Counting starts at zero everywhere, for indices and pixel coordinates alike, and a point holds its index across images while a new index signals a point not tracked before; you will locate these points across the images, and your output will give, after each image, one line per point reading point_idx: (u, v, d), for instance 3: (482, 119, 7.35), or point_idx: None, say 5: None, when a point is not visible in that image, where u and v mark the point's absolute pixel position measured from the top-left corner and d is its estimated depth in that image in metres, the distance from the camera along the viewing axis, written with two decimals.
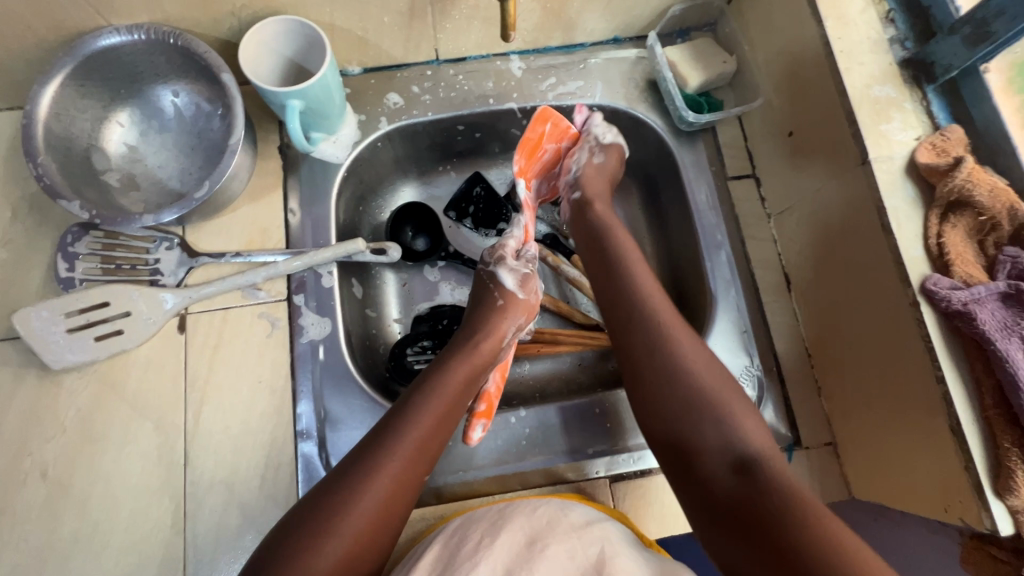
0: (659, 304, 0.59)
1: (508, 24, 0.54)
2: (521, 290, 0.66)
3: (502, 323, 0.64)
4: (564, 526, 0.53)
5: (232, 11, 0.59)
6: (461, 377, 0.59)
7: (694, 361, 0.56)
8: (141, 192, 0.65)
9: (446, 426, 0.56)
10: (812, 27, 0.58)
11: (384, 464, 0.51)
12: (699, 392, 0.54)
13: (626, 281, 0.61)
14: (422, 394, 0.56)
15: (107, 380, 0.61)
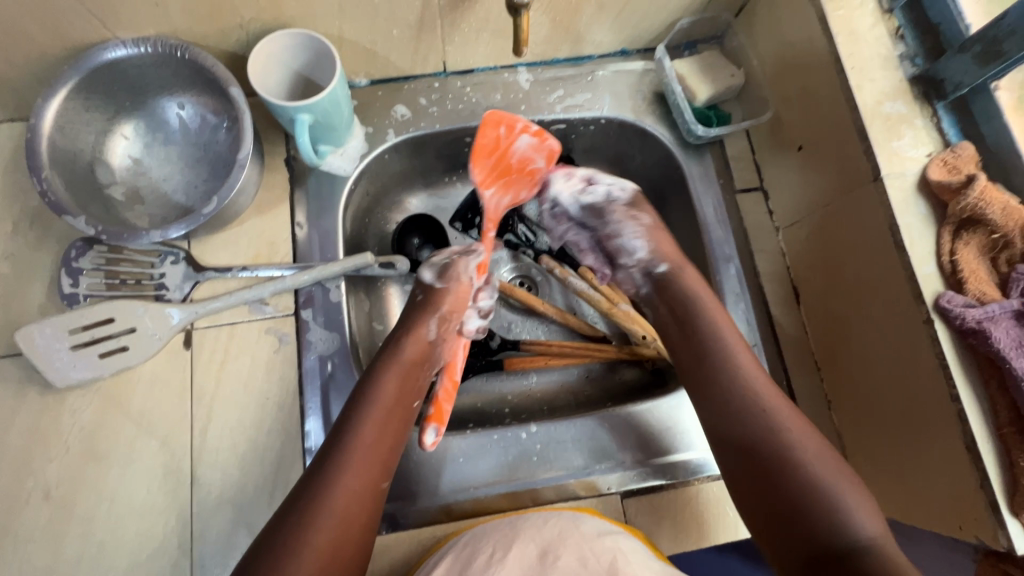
0: (772, 401, 0.55)
1: (521, 40, 0.53)
2: (439, 282, 0.67)
3: (425, 319, 0.64)
4: (576, 536, 0.53)
5: (240, 24, 0.59)
6: (394, 378, 0.59)
7: (794, 436, 0.52)
8: (146, 206, 0.64)
9: (393, 426, 0.57)
10: (822, 43, 0.58)
11: (333, 472, 0.52)
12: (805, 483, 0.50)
13: (732, 371, 0.57)
14: (362, 398, 0.57)
15: (112, 398, 0.60)
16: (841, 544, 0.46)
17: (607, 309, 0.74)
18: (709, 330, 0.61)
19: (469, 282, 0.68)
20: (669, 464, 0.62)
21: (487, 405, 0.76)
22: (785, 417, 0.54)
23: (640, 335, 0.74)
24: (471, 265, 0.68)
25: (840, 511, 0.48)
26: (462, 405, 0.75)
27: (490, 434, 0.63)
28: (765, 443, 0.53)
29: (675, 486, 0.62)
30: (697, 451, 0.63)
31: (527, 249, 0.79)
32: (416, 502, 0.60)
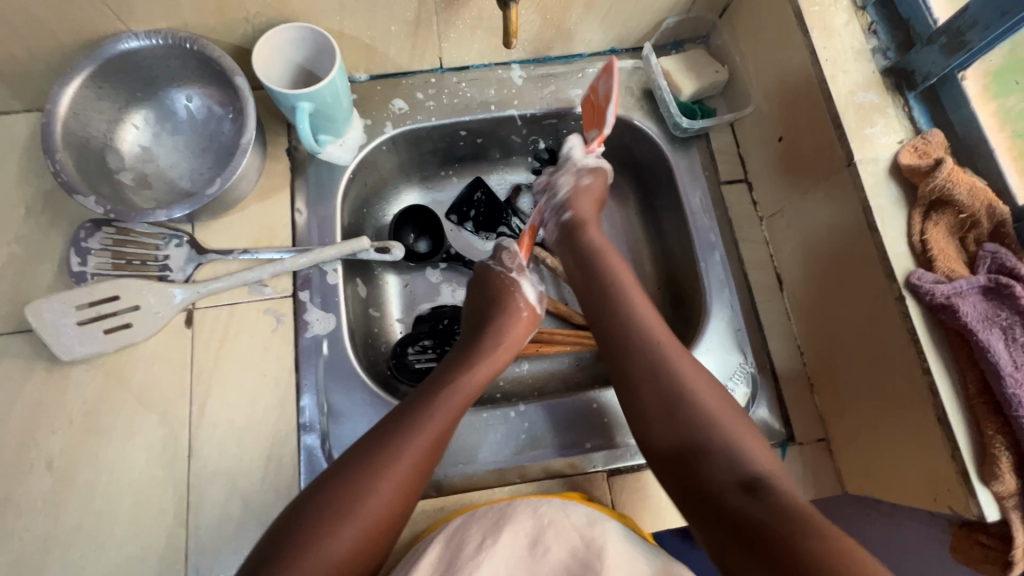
0: (667, 344, 0.59)
1: (510, 31, 0.56)
2: (539, 307, 0.72)
3: (499, 333, 0.67)
4: (568, 529, 0.52)
5: (246, 19, 0.62)
6: (478, 377, 0.62)
7: (692, 379, 0.56)
8: (153, 191, 0.67)
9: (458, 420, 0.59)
10: (799, 37, 0.61)
11: (399, 453, 0.52)
12: (699, 421, 0.53)
13: (631, 314, 0.61)
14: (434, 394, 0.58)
15: (115, 373, 0.62)
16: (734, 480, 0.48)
17: None
18: (606, 281, 0.65)
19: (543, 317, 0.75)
20: None
21: (478, 390, 0.77)
22: (676, 357, 0.57)
23: None
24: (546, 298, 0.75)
25: (732, 439, 0.51)
26: None
27: (481, 413, 0.65)
28: (660, 376, 0.56)
29: None
30: None
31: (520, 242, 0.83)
32: None
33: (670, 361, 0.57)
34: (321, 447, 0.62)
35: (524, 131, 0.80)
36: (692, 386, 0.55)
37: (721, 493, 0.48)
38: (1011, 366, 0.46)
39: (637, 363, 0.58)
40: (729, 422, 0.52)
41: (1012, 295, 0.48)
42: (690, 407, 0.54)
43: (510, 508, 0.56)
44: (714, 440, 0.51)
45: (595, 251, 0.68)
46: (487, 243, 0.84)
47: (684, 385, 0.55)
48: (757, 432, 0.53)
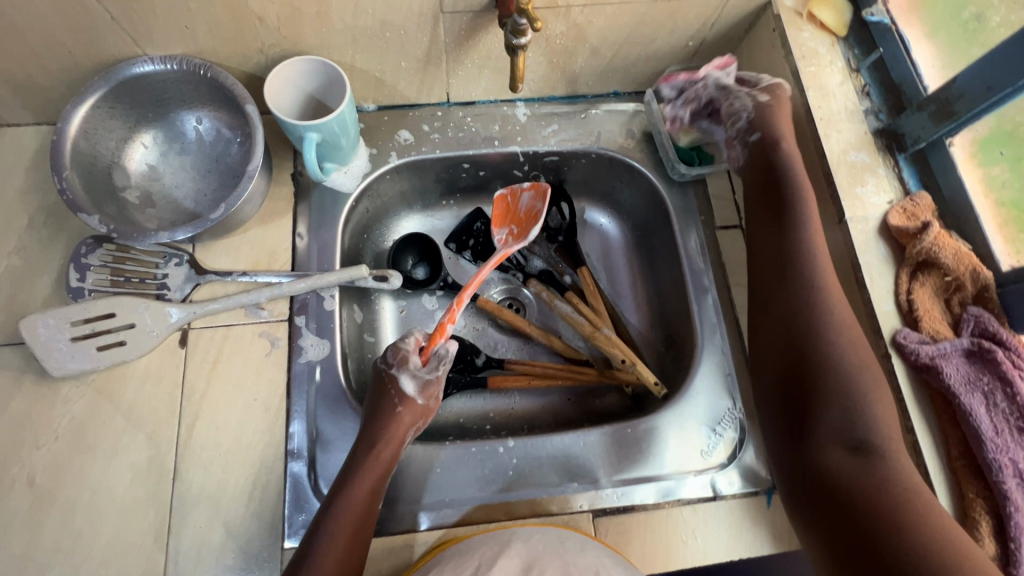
0: (833, 296, 0.53)
1: (516, 76, 0.58)
2: (421, 396, 0.62)
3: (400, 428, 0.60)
4: (563, 555, 0.54)
5: (260, 49, 0.64)
6: (368, 484, 0.57)
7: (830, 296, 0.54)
8: (157, 210, 0.68)
9: (361, 537, 0.54)
10: (795, 94, 0.63)
11: (331, 527, 0.53)
12: (832, 370, 0.51)
13: (806, 261, 0.55)
14: (356, 464, 0.57)
15: (105, 390, 0.62)
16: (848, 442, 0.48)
17: (589, 332, 0.77)
18: (795, 246, 0.56)
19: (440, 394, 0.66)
20: (642, 485, 0.64)
21: (469, 421, 0.77)
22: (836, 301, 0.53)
23: (619, 359, 0.75)
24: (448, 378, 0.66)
25: (864, 412, 0.49)
26: (444, 420, 0.77)
27: (471, 446, 0.65)
28: (819, 340, 0.52)
29: (646, 508, 0.63)
30: (672, 474, 0.65)
31: (517, 271, 0.85)
32: (392, 509, 0.62)
33: (822, 315, 0.53)
34: (307, 475, 0.62)
35: (526, 166, 0.82)
36: (839, 356, 0.51)
37: (830, 457, 0.48)
38: (992, 431, 0.48)
39: (780, 298, 0.56)
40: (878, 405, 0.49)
41: (994, 360, 0.49)
42: (839, 354, 0.51)
43: (506, 537, 0.57)
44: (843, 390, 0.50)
45: (788, 177, 0.59)
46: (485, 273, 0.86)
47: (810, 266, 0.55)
48: (893, 407, 0.51)
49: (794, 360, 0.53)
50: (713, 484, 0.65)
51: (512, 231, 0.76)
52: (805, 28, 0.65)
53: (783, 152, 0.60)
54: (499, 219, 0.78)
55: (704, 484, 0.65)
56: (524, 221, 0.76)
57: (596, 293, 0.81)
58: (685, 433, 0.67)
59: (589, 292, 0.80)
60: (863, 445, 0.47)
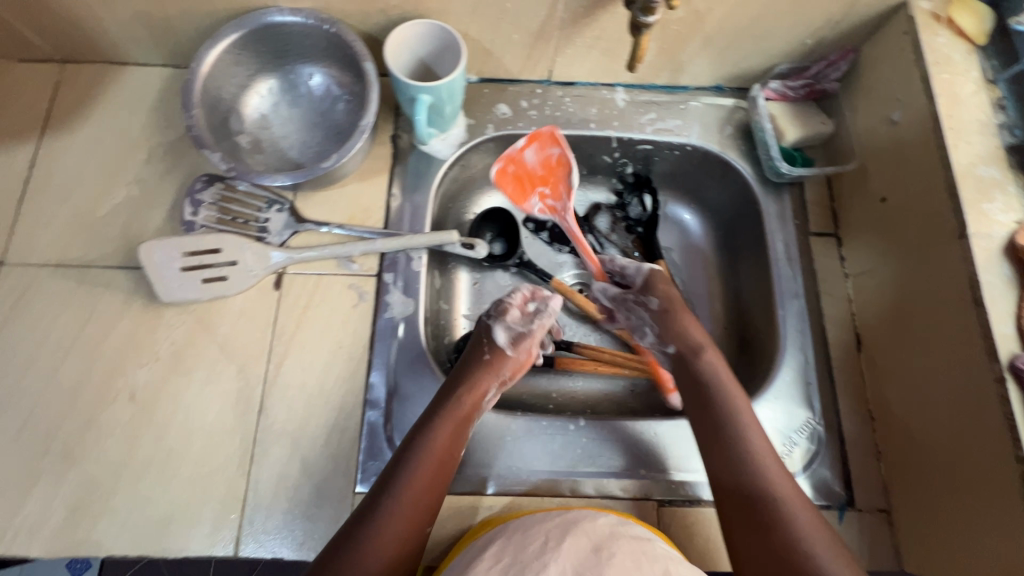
0: (760, 439, 0.59)
1: (636, 56, 0.58)
2: (511, 348, 0.67)
3: (488, 379, 0.64)
4: (631, 541, 0.52)
5: (383, 9, 0.65)
6: (447, 432, 0.59)
7: (780, 475, 0.56)
8: (264, 157, 0.71)
9: (438, 479, 0.56)
10: (922, 101, 0.61)
11: (415, 463, 0.56)
12: (785, 540, 0.52)
13: (740, 441, 0.59)
14: (438, 412, 0.60)
15: (203, 321, 0.66)
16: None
17: None
18: (714, 386, 0.63)
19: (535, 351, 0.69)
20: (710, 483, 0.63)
21: (530, 398, 0.78)
22: (767, 453, 0.58)
23: None
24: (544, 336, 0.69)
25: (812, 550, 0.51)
26: (507, 394, 0.78)
27: (541, 421, 0.66)
28: (767, 504, 0.54)
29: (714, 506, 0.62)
30: None
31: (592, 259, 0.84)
32: (461, 470, 0.63)
33: (758, 466, 0.57)
34: (383, 426, 0.63)
35: (616, 153, 0.81)
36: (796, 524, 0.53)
37: None
38: None
39: (734, 496, 0.56)
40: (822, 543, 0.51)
41: None
42: (788, 534, 0.52)
43: (572, 518, 0.55)
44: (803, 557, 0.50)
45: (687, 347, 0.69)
46: (559, 255, 0.86)
47: (760, 472, 0.56)
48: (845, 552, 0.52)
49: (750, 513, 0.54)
50: None
51: (543, 192, 0.77)
52: (941, 33, 0.62)
53: (703, 359, 0.67)
54: (502, 179, 0.74)
55: None
56: (548, 175, 0.76)
57: None
58: None
59: None
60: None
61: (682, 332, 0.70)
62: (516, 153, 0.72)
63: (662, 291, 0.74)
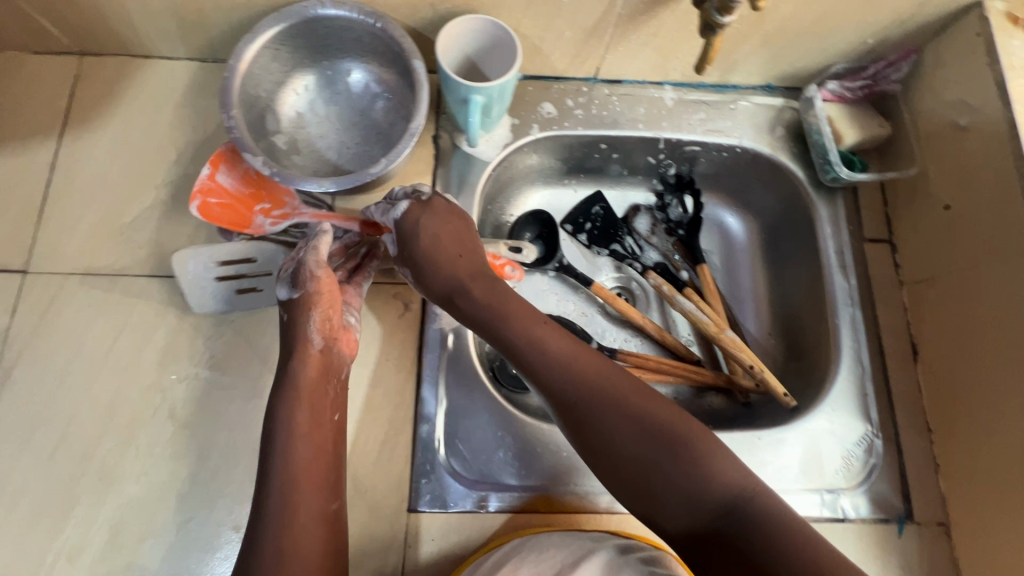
0: (585, 359, 0.54)
1: (708, 59, 0.55)
2: (296, 292, 0.57)
3: (303, 330, 0.56)
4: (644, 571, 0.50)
5: (432, 3, 0.62)
6: (302, 411, 0.52)
7: (599, 378, 0.52)
8: (302, 158, 0.68)
9: (324, 459, 0.52)
10: (996, 106, 0.59)
11: (284, 441, 0.51)
12: (752, 539, 0.45)
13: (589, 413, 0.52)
14: (281, 385, 0.54)
15: (243, 333, 0.63)
16: None
17: (714, 332, 0.75)
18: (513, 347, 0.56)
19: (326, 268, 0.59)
20: None
21: None
22: (599, 372, 0.53)
23: (745, 364, 0.72)
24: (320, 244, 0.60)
25: (699, 454, 0.49)
26: None
27: None
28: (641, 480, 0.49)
29: None
30: (801, 489, 0.63)
31: (633, 262, 0.82)
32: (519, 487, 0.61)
33: (614, 424, 0.51)
34: (435, 441, 0.61)
35: (661, 154, 0.79)
36: (758, 526, 0.46)
37: None
38: None
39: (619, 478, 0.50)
40: (705, 439, 0.50)
41: None
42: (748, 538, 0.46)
43: (593, 543, 0.53)
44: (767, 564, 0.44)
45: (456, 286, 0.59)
46: (597, 258, 0.84)
47: (569, 393, 0.52)
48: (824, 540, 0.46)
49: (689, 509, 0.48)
50: (842, 506, 0.63)
51: (263, 208, 0.63)
52: (1016, 35, 0.59)
53: (490, 282, 0.59)
54: (208, 211, 0.61)
55: (832, 506, 0.63)
56: (260, 198, 0.64)
57: (716, 292, 0.79)
58: (819, 451, 0.64)
59: (710, 290, 0.78)
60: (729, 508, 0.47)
61: (449, 270, 0.60)
62: (205, 181, 0.62)
63: (406, 234, 0.60)
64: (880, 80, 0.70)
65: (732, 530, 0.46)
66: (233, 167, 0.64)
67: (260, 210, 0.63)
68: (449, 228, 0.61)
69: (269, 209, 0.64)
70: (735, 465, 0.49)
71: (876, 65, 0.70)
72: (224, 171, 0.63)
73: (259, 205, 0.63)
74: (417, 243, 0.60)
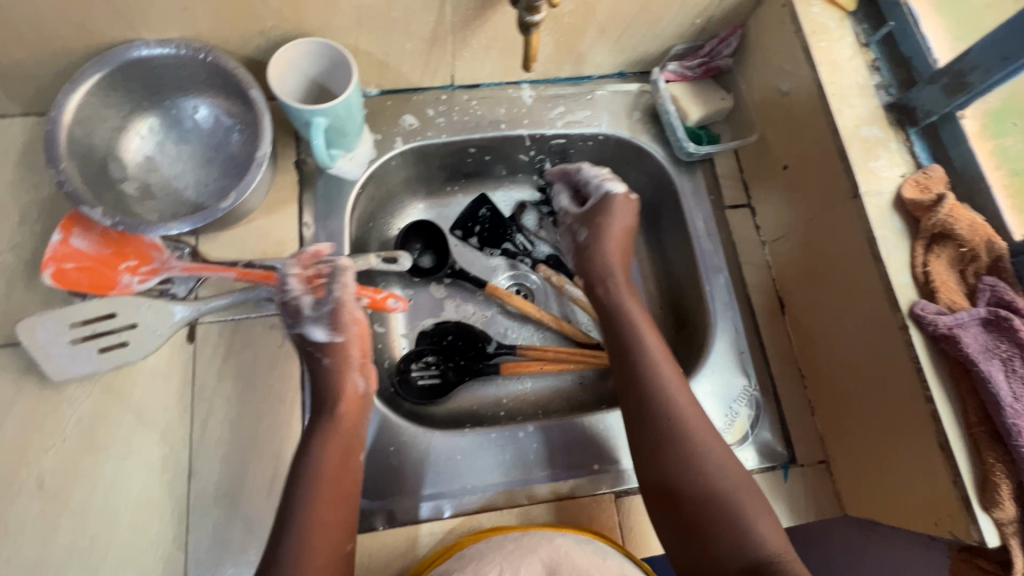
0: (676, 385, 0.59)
1: (530, 56, 0.57)
2: (336, 335, 0.60)
3: (349, 373, 0.60)
4: (587, 562, 0.52)
5: (262, 31, 0.61)
6: (332, 452, 0.55)
7: (672, 387, 0.59)
8: (157, 202, 0.66)
9: (338, 491, 0.54)
10: (806, 70, 0.63)
11: (314, 470, 0.53)
12: (712, 494, 0.53)
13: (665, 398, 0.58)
14: (320, 423, 0.57)
15: (111, 390, 0.60)
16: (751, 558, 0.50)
17: None
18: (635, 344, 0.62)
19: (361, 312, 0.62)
20: None
21: (482, 408, 0.77)
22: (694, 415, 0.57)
23: None
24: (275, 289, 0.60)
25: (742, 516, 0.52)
26: (458, 407, 0.77)
27: (489, 433, 0.65)
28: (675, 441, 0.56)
29: None
30: None
31: (524, 258, 0.84)
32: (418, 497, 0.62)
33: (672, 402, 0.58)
34: None
35: (531, 150, 0.81)
36: (737, 507, 0.53)
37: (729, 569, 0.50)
38: (1011, 398, 0.48)
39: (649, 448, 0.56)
40: (754, 513, 0.52)
41: (1011, 328, 0.50)
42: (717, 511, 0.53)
43: (531, 543, 0.53)
44: (728, 522, 0.52)
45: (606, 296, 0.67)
46: (491, 259, 0.85)
47: (658, 415, 0.57)
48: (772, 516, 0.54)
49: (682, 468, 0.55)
50: None
51: (130, 265, 0.62)
52: (814, 3, 0.65)
53: (617, 288, 0.68)
54: (66, 278, 0.60)
55: None
56: (124, 254, 0.62)
57: None
58: None
59: None
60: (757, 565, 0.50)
61: (601, 269, 0.70)
62: (58, 247, 0.60)
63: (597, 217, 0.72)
64: (714, 58, 0.75)
65: (711, 510, 0.53)
66: (85, 229, 0.62)
67: (125, 267, 0.62)
68: (619, 240, 0.71)
69: (135, 265, 0.62)
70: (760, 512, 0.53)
71: (707, 45, 0.74)
72: (78, 234, 0.61)
73: (122, 263, 0.62)
74: (605, 232, 0.71)
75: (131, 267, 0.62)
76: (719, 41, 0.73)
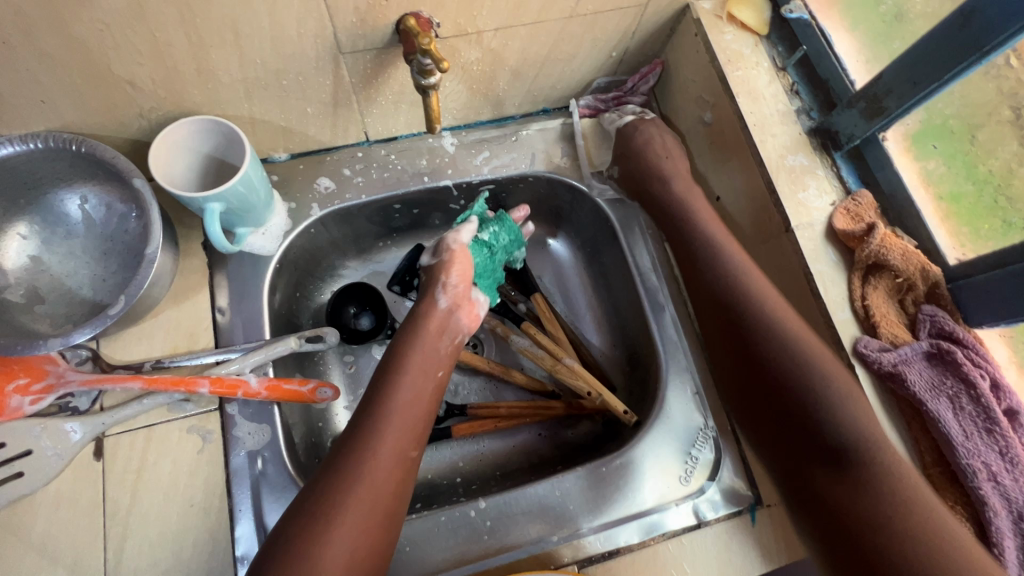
0: (826, 361, 0.51)
1: (432, 118, 0.55)
2: (453, 307, 0.62)
3: (436, 341, 0.59)
4: None
5: (140, 113, 0.56)
6: (406, 396, 0.54)
7: (735, 262, 0.59)
8: (47, 306, 0.59)
9: (399, 450, 0.52)
10: (726, 100, 0.61)
11: (377, 422, 0.52)
12: (789, 365, 0.52)
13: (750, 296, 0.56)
14: (390, 375, 0.55)
15: (9, 527, 0.54)
16: (824, 408, 0.50)
17: (550, 365, 0.72)
18: (714, 253, 0.60)
19: (298, 384, 0.62)
20: (622, 526, 0.61)
21: (437, 476, 0.72)
22: (833, 374, 0.51)
23: (585, 391, 0.71)
24: (226, 366, 0.60)
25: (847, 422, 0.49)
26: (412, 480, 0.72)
27: (437, 516, 0.61)
28: (740, 305, 0.56)
29: (631, 550, 0.60)
30: (654, 510, 0.62)
31: None
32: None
33: (721, 257, 0.59)
34: None
35: (462, 199, 0.77)
36: (823, 386, 0.51)
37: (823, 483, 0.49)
38: (962, 435, 0.47)
39: (722, 312, 0.57)
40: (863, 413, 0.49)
41: (954, 361, 0.49)
42: (812, 381, 0.51)
43: None
44: (817, 408, 0.50)
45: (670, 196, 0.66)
46: None
47: (774, 343, 0.53)
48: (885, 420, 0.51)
49: (790, 365, 0.52)
50: (697, 510, 0.63)
51: (18, 385, 0.56)
52: (727, 29, 0.62)
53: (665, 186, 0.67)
54: None
55: (686, 514, 0.62)
56: (8, 375, 0.56)
57: (552, 319, 0.76)
58: (660, 463, 0.64)
59: (546, 319, 0.76)
60: (846, 455, 0.49)
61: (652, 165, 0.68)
62: None
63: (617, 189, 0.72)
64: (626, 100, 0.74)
65: (798, 370, 0.51)
66: None
67: (12, 388, 0.55)
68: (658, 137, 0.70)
69: (24, 384, 0.56)
70: (903, 492, 0.46)
71: (630, 87, 0.74)
72: None
73: (7, 384, 0.55)
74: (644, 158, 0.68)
75: (18, 387, 0.56)
76: (639, 86, 0.74)
